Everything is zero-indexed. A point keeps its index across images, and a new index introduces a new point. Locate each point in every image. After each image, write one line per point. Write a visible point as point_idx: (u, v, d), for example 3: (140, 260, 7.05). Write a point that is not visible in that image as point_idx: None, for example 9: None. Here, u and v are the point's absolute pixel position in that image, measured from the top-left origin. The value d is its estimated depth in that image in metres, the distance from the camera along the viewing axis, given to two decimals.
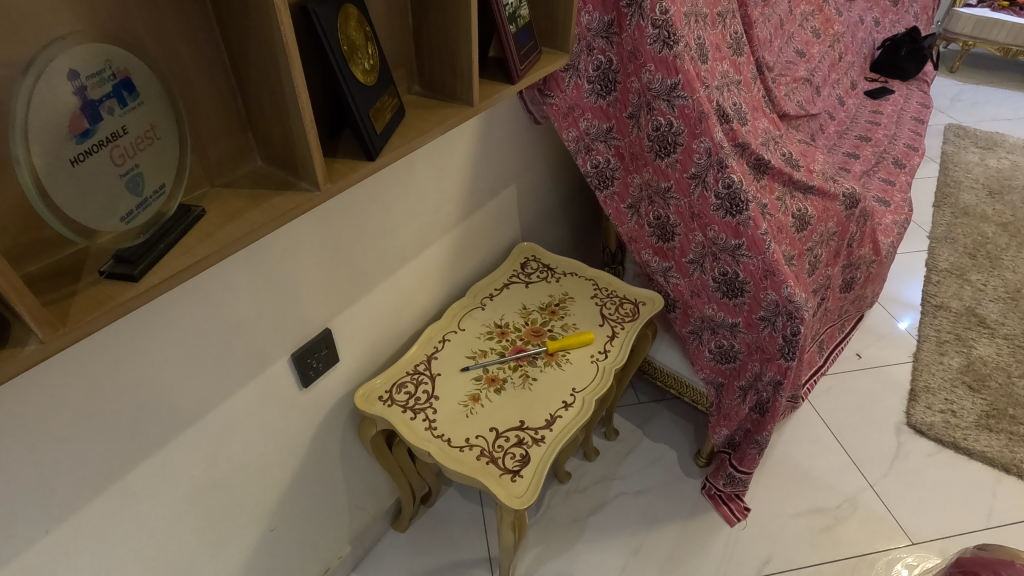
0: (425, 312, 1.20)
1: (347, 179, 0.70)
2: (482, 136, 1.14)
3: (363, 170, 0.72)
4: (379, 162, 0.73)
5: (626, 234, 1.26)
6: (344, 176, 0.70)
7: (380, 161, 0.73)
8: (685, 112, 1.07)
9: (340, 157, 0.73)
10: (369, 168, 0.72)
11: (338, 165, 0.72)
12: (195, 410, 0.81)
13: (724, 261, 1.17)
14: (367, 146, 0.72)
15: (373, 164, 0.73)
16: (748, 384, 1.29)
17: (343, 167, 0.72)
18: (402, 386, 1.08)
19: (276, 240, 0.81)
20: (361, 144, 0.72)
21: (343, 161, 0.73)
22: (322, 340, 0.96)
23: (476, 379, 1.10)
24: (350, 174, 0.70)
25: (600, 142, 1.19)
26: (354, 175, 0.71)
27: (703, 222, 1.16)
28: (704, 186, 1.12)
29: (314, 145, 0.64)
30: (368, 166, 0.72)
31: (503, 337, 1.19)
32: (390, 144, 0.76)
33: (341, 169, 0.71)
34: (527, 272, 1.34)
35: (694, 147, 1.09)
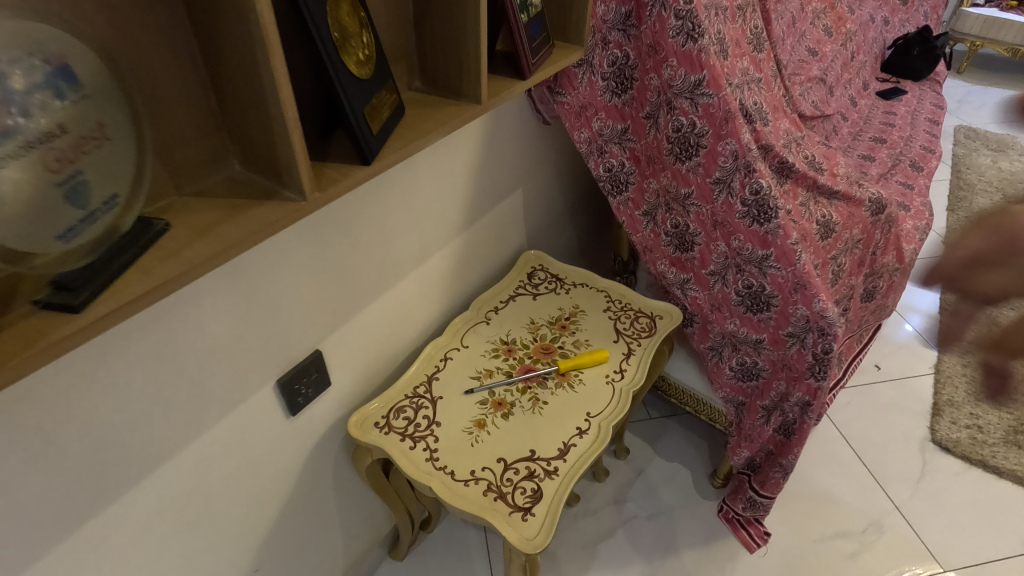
0: (425, 328, 1.11)
1: (339, 188, 0.61)
2: (488, 137, 1.04)
3: (358, 177, 0.63)
4: (374, 167, 0.64)
5: (641, 244, 1.18)
6: (335, 181, 0.61)
7: (375, 165, 0.64)
8: (710, 111, 0.97)
9: (330, 162, 0.64)
10: (363, 174, 0.63)
11: (327, 169, 0.63)
12: (165, 447, 0.71)
13: (749, 273, 1.08)
14: (359, 147, 0.63)
15: (368, 169, 0.64)
16: (771, 405, 1.20)
17: (334, 172, 0.63)
18: (400, 411, 0.99)
19: (256, 252, 0.71)
20: (354, 146, 0.63)
21: (334, 164, 0.64)
22: (312, 363, 0.86)
23: (481, 403, 1.01)
24: (344, 180, 0.61)
25: (614, 144, 1.10)
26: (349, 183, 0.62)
27: (726, 231, 1.06)
28: (729, 193, 1.03)
29: (300, 148, 0.54)
30: (363, 171, 0.63)
31: (510, 355, 1.09)
32: (388, 147, 0.68)
33: (332, 173, 0.62)
34: (534, 283, 1.25)
35: (720, 149, 1.00)
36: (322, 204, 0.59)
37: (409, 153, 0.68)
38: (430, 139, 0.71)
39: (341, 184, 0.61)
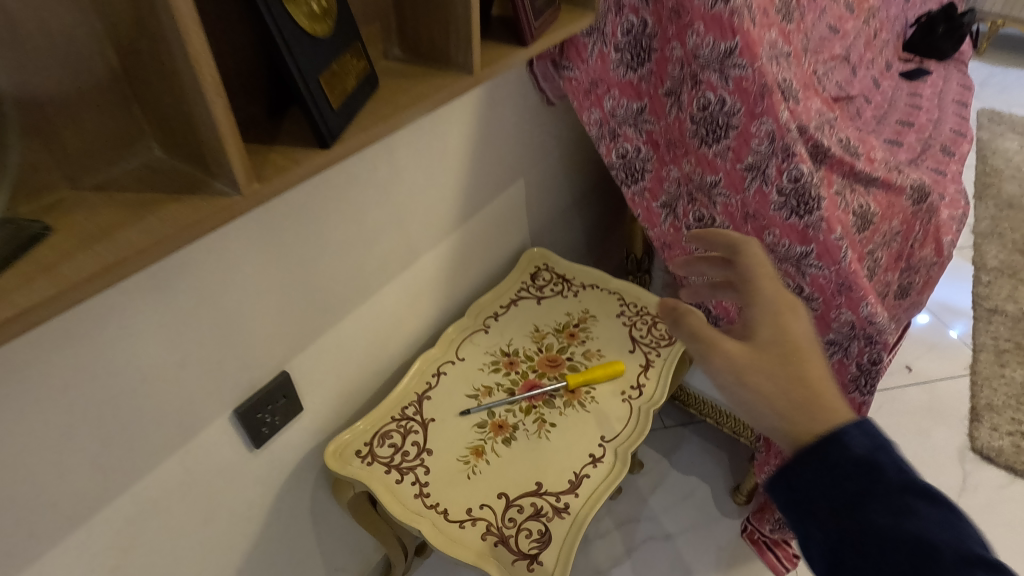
0: (415, 339, 0.98)
1: (288, 177, 0.47)
2: (483, 119, 0.91)
3: (314, 163, 0.49)
4: (336, 151, 0.51)
5: (658, 239, 1.05)
6: (282, 169, 0.47)
7: (337, 149, 0.51)
8: (742, 84, 0.83)
9: (279, 145, 0.50)
10: (321, 160, 0.50)
11: (275, 153, 0.49)
12: (93, 498, 0.58)
13: (784, 272, 0.94)
14: (315, 125, 0.49)
15: (327, 153, 0.50)
16: None
17: (283, 158, 0.49)
18: (386, 436, 0.86)
19: (197, 258, 0.58)
20: (309, 124, 0.49)
21: (284, 147, 0.50)
22: (279, 387, 0.73)
23: (479, 426, 0.87)
24: (294, 168, 0.48)
25: (628, 126, 0.96)
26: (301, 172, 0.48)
27: (759, 225, 0.92)
28: (763, 181, 0.89)
29: (226, 124, 0.41)
30: (321, 155, 0.50)
31: (512, 369, 0.96)
32: (354, 125, 0.54)
33: (280, 159, 0.49)
34: (538, 284, 1.12)
35: (753, 130, 0.86)
36: (263, 199, 0.46)
37: (382, 134, 0.55)
38: (410, 117, 0.57)
39: (291, 173, 0.47)
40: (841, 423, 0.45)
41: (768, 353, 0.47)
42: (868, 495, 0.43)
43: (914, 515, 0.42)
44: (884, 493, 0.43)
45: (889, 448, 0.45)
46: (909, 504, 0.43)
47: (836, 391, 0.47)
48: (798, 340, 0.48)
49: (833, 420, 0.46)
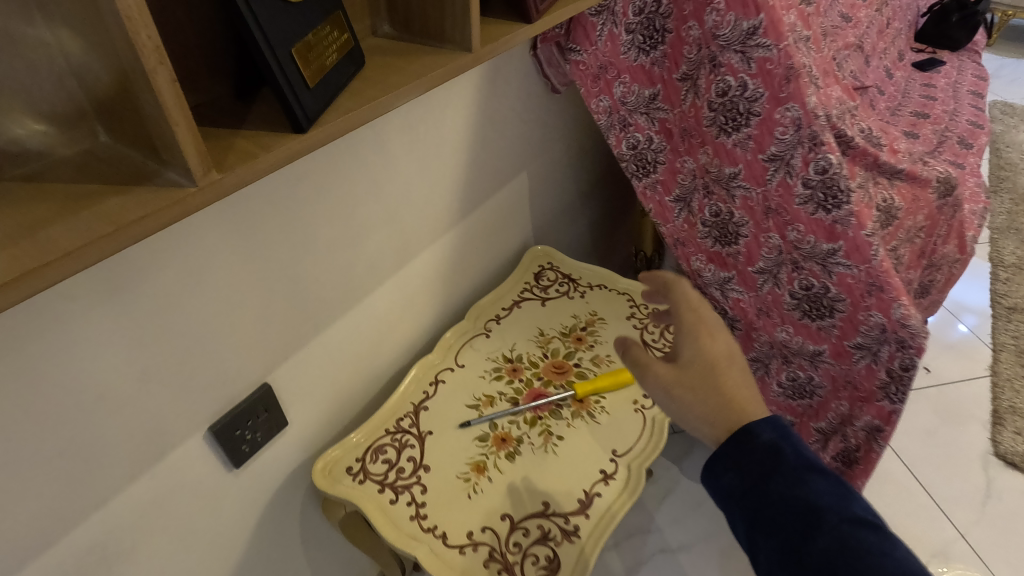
0: (410, 345, 0.91)
1: (253, 166, 0.40)
2: (483, 107, 0.84)
3: (286, 150, 0.42)
4: (313, 136, 0.44)
5: (671, 236, 0.98)
6: (246, 157, 0.41)
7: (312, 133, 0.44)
8: (766, 67, 0.76)
9: (248, 128, 0.44)
10: (294, 147, 0.43)
11: (239, 138, 0.43)
12: (46, 532, 0.52)
13: (808, 271, 0.88)
14: (287, 106, 0.43)
15: (302, 138, 0.43)
16: (828, 428, 1.00)
17: (248, 143, 0.42)
18: (380, 452, 0.79)
19: (158, 259, 0.51)
20: (280, 103, 0.43)
21: (251, 131, 0.43)
22: (260, 401, 0.67)
23: (481, 439, 0.81)
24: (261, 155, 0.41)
25: (640, 114, 0.89)
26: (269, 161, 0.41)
27: (781, 220, 0.86)
28: (788, 172, 0.82)
29: (175, 106, 0.34)
30: (293, 140, 0.43)
31: (515, 376, 0.89)
32: (334, 107, 0.47)
33: (245, 145, 0.42)
34: (542, 285, 1.05)
35: (777, 117, 0.78)
36: (222, 192, 0.39)
37: (366, 117, 0.48)
38: (399, 98, 0.51)
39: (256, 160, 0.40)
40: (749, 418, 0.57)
41: (690, 370, 0.58)
42: (774, 472, 0.54)
43: (809, 486, 0.53)
44: (786, 470, 0.54)
45: (793, 438, 0.56)
46: (805, 478, 0.53)
47: (747, 393, 0.58)
48: (715, 357, 0.59)
49: (743, 417, 0.57)
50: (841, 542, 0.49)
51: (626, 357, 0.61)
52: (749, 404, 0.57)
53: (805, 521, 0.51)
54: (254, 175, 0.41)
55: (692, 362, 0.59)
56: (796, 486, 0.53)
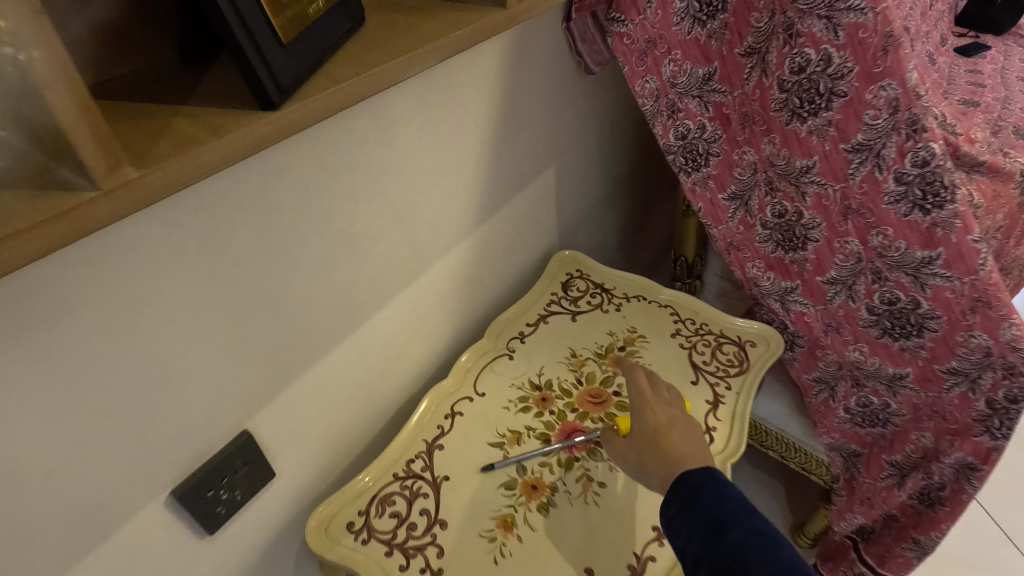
0: (422, 370, 0.78)
1: (191, 160, 0.29)
2: (507, 89, 0.70)
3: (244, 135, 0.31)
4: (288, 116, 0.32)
5: (724, 239, 0.87)
6: (182, 144, 0.29)
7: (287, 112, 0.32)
8: (857, 35, 0.61)
9: (200, 105, 0.32)
10: (259, 130, 0.31)
11: (180, 120, 0.31)
12: None
13: (893, 283, 0.74)
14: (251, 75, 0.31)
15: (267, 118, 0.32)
16: (906, 462, 0.86)
17: (192, 125, 0.31)
18: (387, 503, 0.66)
19: (88, 286, 0.39)
20: (245, 75, 0.32)
21: (200, 109, 0.32)
22: (238, 452, 0.54)
23: (507, 487, 0.68)
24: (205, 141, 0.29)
25: (691, 98, 0.77)
26: (215, 151, 0.30)
27: (864, 221, 0.72)
28: (877, 165, 0.67)
29: (55, 72, 0.24)
30: (258, 120, 0.31)
31: (545, 407, 0.76)
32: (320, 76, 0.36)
33: (186, 128, 0.30)
34: (572, 295, 0.92)
35: (869, 98, 0.64)
36: (143, 195, 0.28)
37: (363, 93, 0.36)
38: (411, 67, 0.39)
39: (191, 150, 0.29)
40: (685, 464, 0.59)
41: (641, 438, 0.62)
42: (690, 498, 0.55)
43: (718, 504, 0.54)
44: (703, 495, 0.54)
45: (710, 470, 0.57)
46: (716, 494, 0.54)
47: (690, 447, 0.61)
48: (658, 424, 0.63)
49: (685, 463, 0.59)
50: (747, 541, 0.50)
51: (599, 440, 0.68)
52: (688, 455, 0.60)
53: (716, 526, 0.52)
54: (192, 173, 0.29)
55: (642, 430, 0.63)
56: (715, 502, 0.54)
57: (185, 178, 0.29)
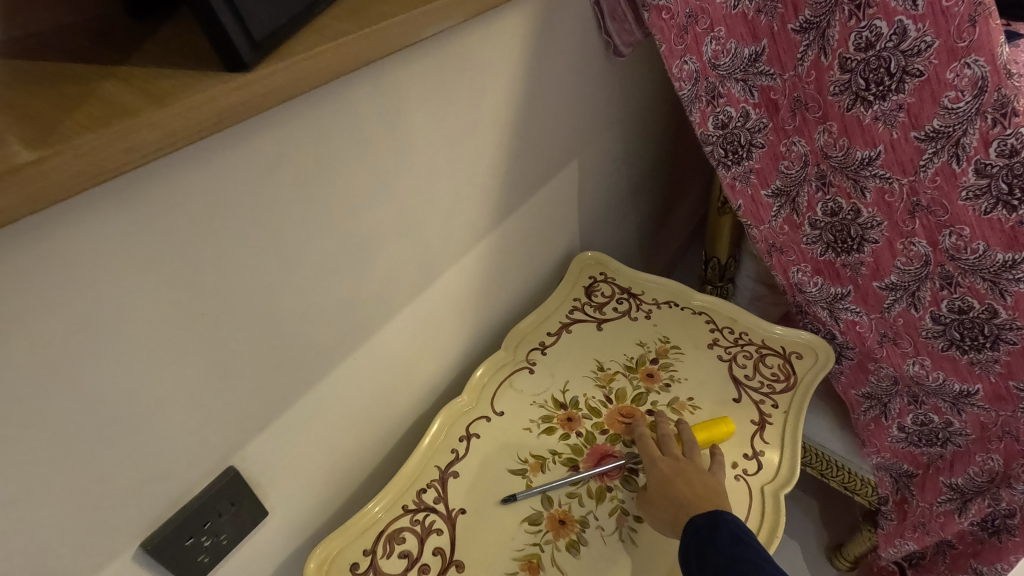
0: (433, 385, 0.70)
1: (118, 140, 0.25)
2: (531, 70, 0.62)
3: (192, 104, 0.27)
4: (256, 81, 0.29)
5: (765, 240, 0.78)
6: (109, 120, 0.25)
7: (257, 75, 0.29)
8: (939, 4, 0.53)
9: (158, 71, 0.28)
10: (210, 101, 0.27)
11: (111, 86, 0.27)
12: None
13: (966, 289, 0.65)
14: (219, 28, 0.28)
15: (223, 83, 0.28)
16: (968, 487, 0.78)
17: (124, 94, 0.27)
18: (396, 541, 0.58)
19: (20, 304, 0.31)
20: (208, 32, 0.28)
21: (136, 68, 0.29)
22: (225, 491, 0.46)
23: (531, 522, 0.60)
24: (138, 115, 0.25)
25: (735, 81, 0.68)
26: (151, 127, 0.26)
27: (934, 220, 0.63)
28: (955, 155, 0.59)
29: None
30: (211, 87, 0.28)
31: (572, 429, 0.68)
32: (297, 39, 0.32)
33: (115, 97, 0.26)
34: (597, 301, 0.83)
35: (949, 77, 0.55)
36: (44, 188, 0.23)
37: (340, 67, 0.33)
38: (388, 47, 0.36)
39: (120, 129, 0.25)
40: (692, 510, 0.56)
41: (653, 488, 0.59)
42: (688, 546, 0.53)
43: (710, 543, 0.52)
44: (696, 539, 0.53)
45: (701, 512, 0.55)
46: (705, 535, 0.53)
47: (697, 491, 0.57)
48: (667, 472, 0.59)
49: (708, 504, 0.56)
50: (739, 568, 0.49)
51: (608, 483, 0.63)
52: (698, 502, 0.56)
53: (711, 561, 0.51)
54: (121, 158, 0.25)
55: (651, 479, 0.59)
56: (713, 525, 0.54)
57: (108, 164, 0.25)
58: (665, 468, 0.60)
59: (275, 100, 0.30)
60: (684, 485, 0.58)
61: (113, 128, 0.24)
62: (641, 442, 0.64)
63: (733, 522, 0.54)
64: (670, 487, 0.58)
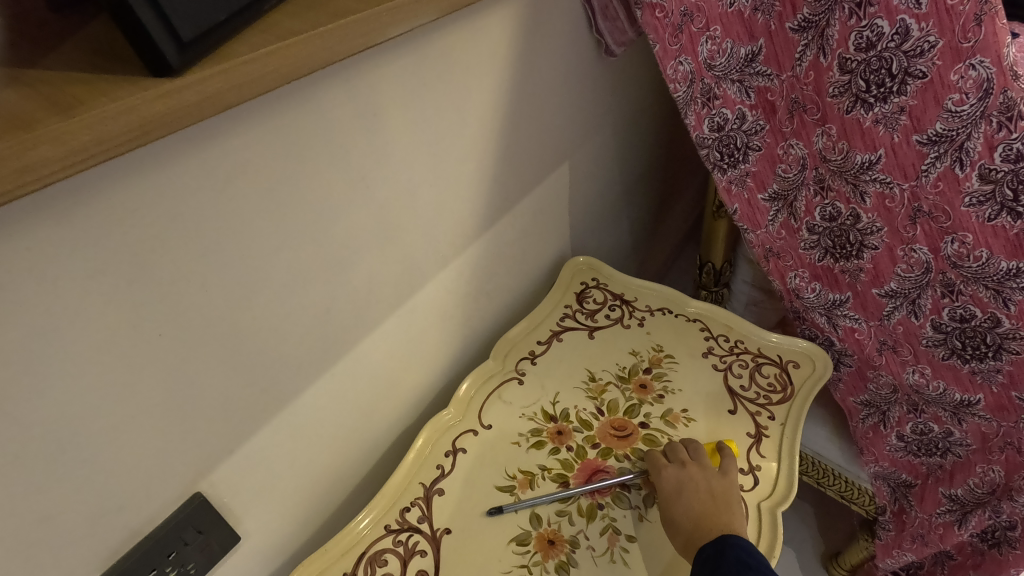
0: (419, 397, 0.68)
1: (12, 157, 0.22)
2: (519, 71, 0.60)
3: (112, 113, 0.24)
4: (189, 86, 0.27)
5: (762, 245, 0.76)
6: (4, 135, 0.22)
7: (190, 80, 0.27)
8: (944, 2, 0.51)
9: (81, 76, 0.26)
10: (130, 109, 0.25)
11: (13, 93, 0.24)
12: None
13: (968, 297, 0.63)
14: (140, 26, 0.25)
15: (145, 89, 0.25)
16: (968, 498, 0.76)
17: (31, 100, 0.24)
18: (378, 563, 0.56)
19: None
20: (132, 35, 0.25)
21: (49, 71, 0.26)
22: (193, 518, 0.43)
23: (519, 542, 0.57)
24: (37, 129, 0.23)
25: (730, 82, 0.66)
26: (54, 142, 0.23)
27: (935, 227, 0.61)
28: (958, 160, 0.56)
29: None
30: (133, 93, 0.25)
31: (562, 443, 0.65)
32: (244, 38, 0.30)
33: (17, 106, 0.24)
34: (589, 308, 0.81)
35: (953, 79, 0.53)
36: None
37: (290, 69, 0.31)
38: (345, 47, 0.33)
39: (15, 143, 0.22)
40: (708, 532, 0.54)
41: (666, 504, 0.57)
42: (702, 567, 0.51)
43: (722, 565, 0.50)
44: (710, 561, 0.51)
45: (720, 535, 0.53)
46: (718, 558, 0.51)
47: (707, 510, 0.56)
48: (671, 488, 0.58)
49: (718, 525, 0.55)
50: None
51: (600, 501, 0.60)
52: (711, 523, 0.55)
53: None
54: (16, 177, 0.22)
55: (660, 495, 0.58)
56: (720, 550, 0.52)
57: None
58: (672, 478, 0.58)
59: (213, 108, 0.28)
60: (689, 501, 0.56)
61: (7, 144, 0.22)
62: (650, 458, 0.61)
63: (744, 547, 0.52)
64: (673, 508, 0.57)
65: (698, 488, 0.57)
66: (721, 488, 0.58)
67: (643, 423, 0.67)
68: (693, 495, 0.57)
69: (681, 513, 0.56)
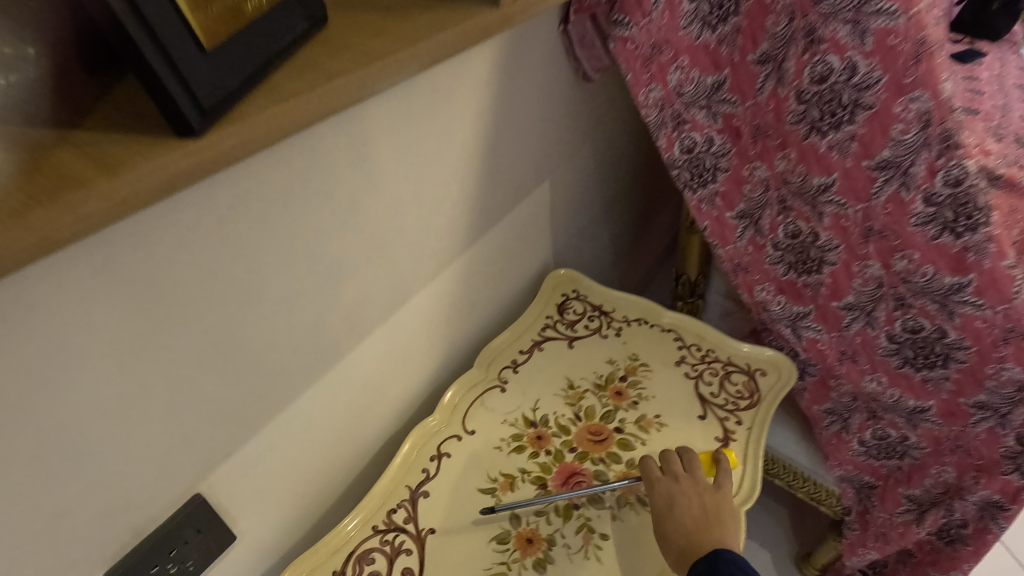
0: (406, 404, 0.71)
1: (67, 211, 0.26)
2: (500, 98, 0.63)
3: (147, 169, 0.28)
4: (211, 143, 0.30)
5: (731, 260, 0.79)
6: (59, 194, 0.26)
7: (210, 139, 0.30)
8: (886, 41, 0.56)
9: (119, 137, 0.30)
10: (162, 165, 0.29)
11: (64, 154, 0.29)
12: None
13: (917, 310, 0.68)
14: (168, 97, 0.29)
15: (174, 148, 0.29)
16: (925, 497, 0.80)
17: (79, 160, 0.28)
18: (365, 562, 0.59)
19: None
20: (160, 105, 0.29)
21: (90, 133, 0.30)
22: (193, 519, 0.46)
23: (499, 540, 0.61)
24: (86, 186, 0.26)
25: (699, 108, 0.70)
26: (101, 196, 0.27)
27: (886, 244, 0.66)
28: (904, 184, 0.61)
29: None
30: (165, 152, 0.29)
31: (541, 447, 0.69)
32: (252, 99, 0.34)
33: (68, 166, 0.28)
34: (569, 318, 0.85)
35: (897, 110, 0.58)
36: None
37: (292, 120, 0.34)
38: (340, 99, 0.37)
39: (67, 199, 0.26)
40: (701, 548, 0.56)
41: (660, 518, 0.59)
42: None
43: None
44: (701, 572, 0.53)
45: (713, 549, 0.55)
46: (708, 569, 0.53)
47: (700, 524, 0.57)
48: (664, 502, 0.59)
49: (710, 539, 0.56)
50: None
51: (576, 503, 0.64)
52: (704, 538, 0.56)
53: None
54: (71, 226, 0.26)
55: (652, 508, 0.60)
56: (713, 566, 0.53)
57: (56, 235, 0.26)
58: (665, 493, 0.60)
59: (229, 160, 0.32)
60: (683, 516, 0.58)
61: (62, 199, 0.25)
62: (645, 470, 0.63)
63: (735, 561, 0.54)
64: (668, 523, 0.58)
65: (691, 503, 0.59)
66: (715, 502, 0.59)
67: (619, 429, 0.71)
68: (688, 511, 0.58)
69: (675, 529, 0.58)
